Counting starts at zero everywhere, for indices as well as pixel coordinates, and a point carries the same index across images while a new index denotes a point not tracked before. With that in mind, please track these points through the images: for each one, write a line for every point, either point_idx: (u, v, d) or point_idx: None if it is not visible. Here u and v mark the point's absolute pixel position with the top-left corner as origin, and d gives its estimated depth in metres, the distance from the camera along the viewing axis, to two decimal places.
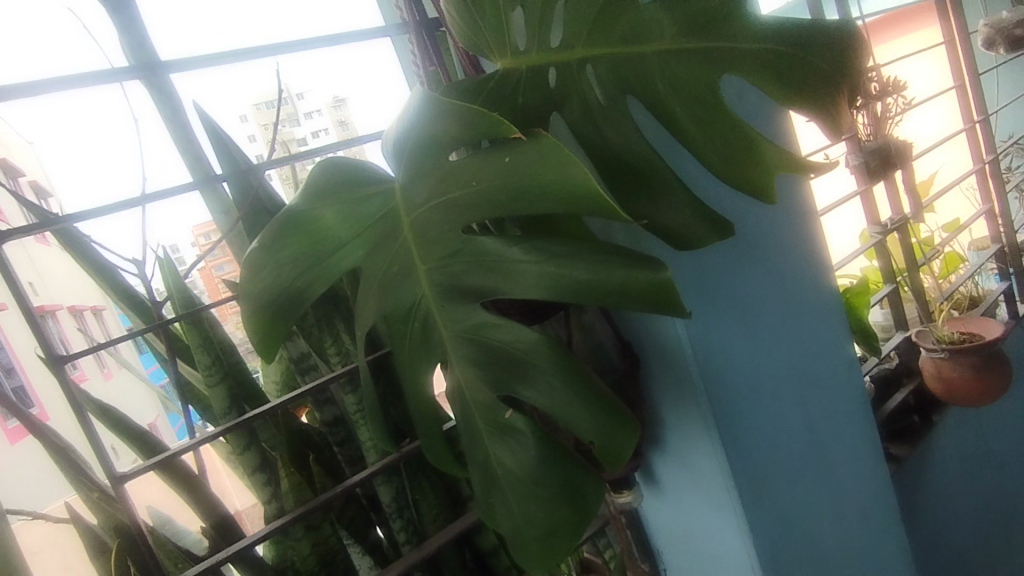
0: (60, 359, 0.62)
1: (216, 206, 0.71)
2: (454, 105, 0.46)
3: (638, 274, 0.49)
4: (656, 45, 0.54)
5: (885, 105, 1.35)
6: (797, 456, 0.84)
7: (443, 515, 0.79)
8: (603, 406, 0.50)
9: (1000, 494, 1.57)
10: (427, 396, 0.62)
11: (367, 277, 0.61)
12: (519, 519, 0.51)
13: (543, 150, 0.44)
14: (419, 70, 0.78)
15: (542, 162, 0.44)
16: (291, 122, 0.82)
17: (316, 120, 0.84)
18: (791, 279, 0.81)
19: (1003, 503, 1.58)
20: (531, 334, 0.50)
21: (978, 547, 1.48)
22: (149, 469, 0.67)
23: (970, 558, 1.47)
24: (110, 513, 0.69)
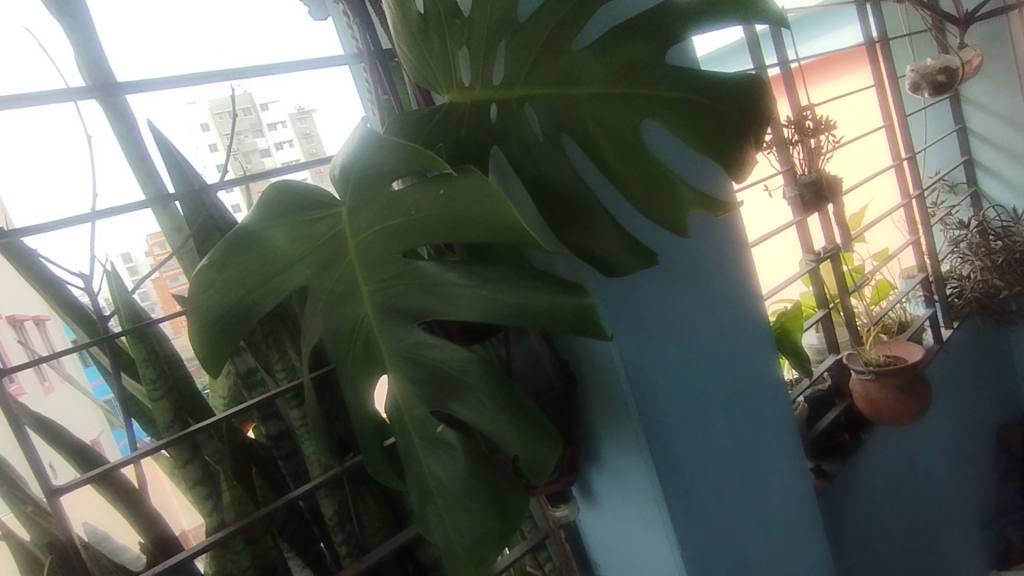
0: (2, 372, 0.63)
1: (168, 223, 0.74)
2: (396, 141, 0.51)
3: (563, 299, 0.53)
4: (586, 89, 0.59)
5: (818, 141, 1.45)
6: (725, 471, 0.89)
7: (385, 528, 0.81)
8: (530, 423, 0.53)
9: (923, 509, 1.67)
10: (370, 411, 0.65)
11: (314, 296, 0.64)
12: (449, 529, 0.53)
13: (475, 185, 0.49)
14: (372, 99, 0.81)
15: (473, 195, 0.49)
16: (254, 132, 0.85)
17: (280, 131, 0.87)
18: (719, 304, 0.87)
19: (926, 517, 1.68)
20: (464, 353, 0.54)
21: (902, 560, 1.57)
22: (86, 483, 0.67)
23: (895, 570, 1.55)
24: (43, 528, 0.70)
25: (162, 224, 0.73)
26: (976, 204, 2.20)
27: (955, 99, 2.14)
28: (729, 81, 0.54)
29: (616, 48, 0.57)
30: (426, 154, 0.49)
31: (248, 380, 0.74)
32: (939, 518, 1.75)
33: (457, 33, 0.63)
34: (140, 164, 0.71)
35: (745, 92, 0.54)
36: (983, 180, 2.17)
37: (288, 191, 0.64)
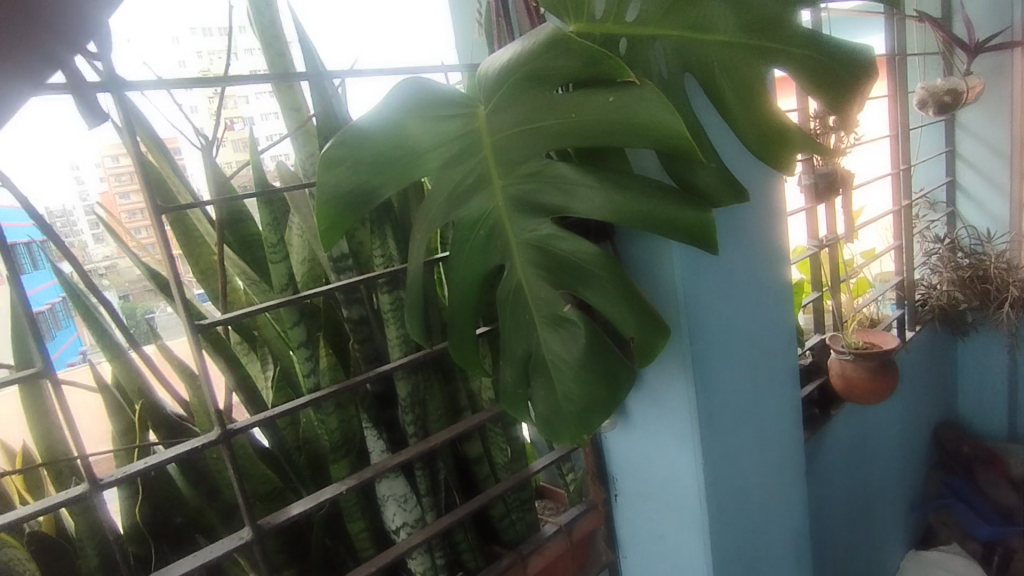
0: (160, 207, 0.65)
1: (287, 103, 0.77)
2: (580, 44, 0.57)
3: (688, 211, 0.62)
4: (718, 36, 0.66)
5: (840, 137, 1.55)
6: (743, 407, 1.00)
7: (445, 418, 0.89)
8: (645, 312, 0.62)
9: (867, 483, 1.85)
10: (474, 296, 0.72)
11: (440, 185, 0.69)
12: (560, 396, 0.63)
13: (645, 96, 0.56)
14: (488, 18, 0.85)
15: (642, 104, 0.56)
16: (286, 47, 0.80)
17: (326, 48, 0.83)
18: (761, 257, 0.97)
19: (868, 491, 1.87)
20: (593, 246, 0.62)
21: (845, 524, 1.74)
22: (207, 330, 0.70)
23: (839, 533, 1.72)
24: (133, 376, 0.77)
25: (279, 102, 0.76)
26: (951, 222, 2.38)
27: (950, 122, 2.30)
28: (854, 49, 0.62)
29: (755, 3, 0.64)
30: (611, 61, 0.55)
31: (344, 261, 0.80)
32: (879, 495, 1.94)
33: None
34: (268, 46, 0.74)
35: (864, 63, 0.62)
36: (961, 202, 2.34)
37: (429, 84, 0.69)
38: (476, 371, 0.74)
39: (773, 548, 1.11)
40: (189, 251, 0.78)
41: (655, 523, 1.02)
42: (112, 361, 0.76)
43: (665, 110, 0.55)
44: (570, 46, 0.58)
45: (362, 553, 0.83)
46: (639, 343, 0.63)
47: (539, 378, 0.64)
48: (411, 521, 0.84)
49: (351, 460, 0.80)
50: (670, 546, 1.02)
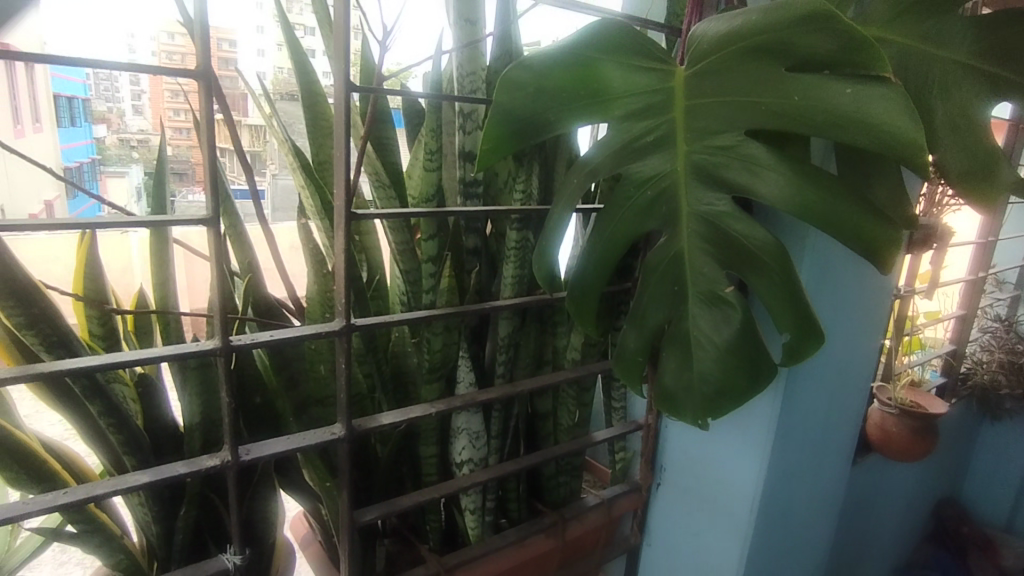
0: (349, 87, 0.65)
1: (463, 13, 0.73)
2: (841, 26, 0.56)
3: (878, 225, 0.60)
4: (949, 54, 0.63)
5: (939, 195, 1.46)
6: (815, 433, 0.98)
7: (531, 369, 0.88)
8: (805, 314, 0.61)
9: (865, 538, 1.83)
10: (614, 255, 0.69)
11: (617, 135, 0.67)
12: (694, 376, 0.63)
13: (888, 98, 0.55)
14: None
15: (886, 105, 0.55)
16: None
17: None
18: (878, 294, 0.95)
19: (863, 546, 1.84)
20: (769, 236, 0.61)
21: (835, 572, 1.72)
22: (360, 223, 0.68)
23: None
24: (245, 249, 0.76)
25: (457, 10, 0.73)
26: (1014, 306, 2.29)
27: None
28: None
29: (1000, 27, 0.61)
30: (869, 52, 0.55)
31: (471, 189, 0.78)
32: (870, 551, 1.92)
33: None
34: None
35: None
36: None
37: (631, 30, 0.67)
38: (590, 329, 0.73)
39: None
40: (310, 138, 0.75)
41: (692, 521, 1.03)
42: (228, 228, 0.75)
43: (901, 116, 0.54)
44: (829, 25, 0.57)
45: (425, 478, 0.84)
46: (789, 342, 0.62)
47: (673, 350, 0.64)
48: (476, 458, 0.84)
49: (441, 385, 0.80)
50: (701, 546, 1.02)
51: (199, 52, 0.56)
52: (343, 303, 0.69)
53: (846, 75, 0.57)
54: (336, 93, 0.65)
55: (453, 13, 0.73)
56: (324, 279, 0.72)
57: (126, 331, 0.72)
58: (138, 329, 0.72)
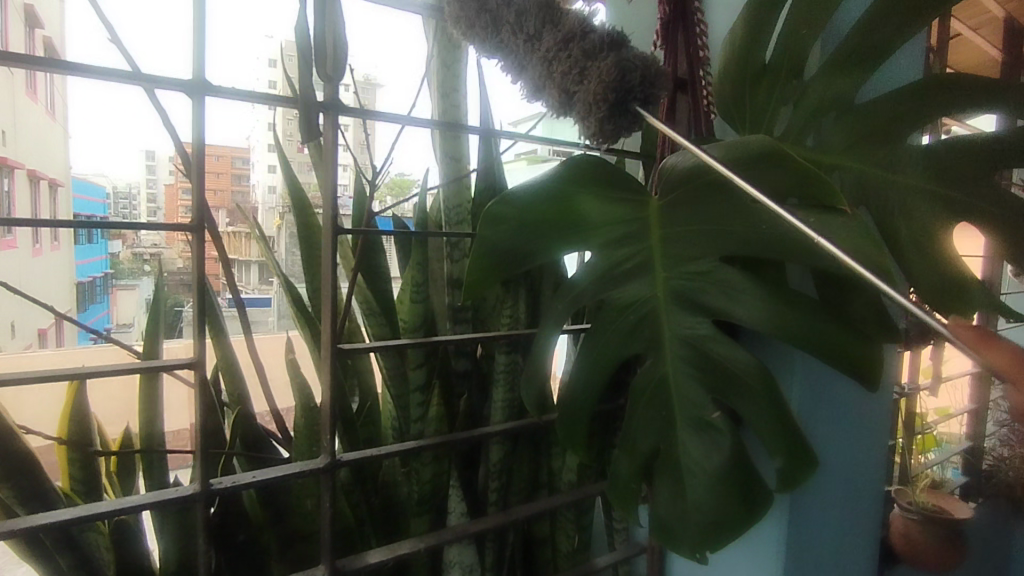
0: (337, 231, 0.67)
1: (449, 150, 0.79)
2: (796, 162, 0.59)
3: (857, 345, 0.61)
4: (905, 178, 0.67)
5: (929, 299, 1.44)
6: (831, 556, 0.93)
7: (525, 494, 0.85)
8: (794, 436, 0.60)
9: None
10: (601, 378, 0.69)
11: (597, 263, 0.70)
12: (688, 506, 0.61)
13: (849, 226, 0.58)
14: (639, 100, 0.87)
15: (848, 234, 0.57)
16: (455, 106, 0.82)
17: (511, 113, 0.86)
18: (878, 403, 0.93)
19: None
20: (751, 358, 0.61)
21: None
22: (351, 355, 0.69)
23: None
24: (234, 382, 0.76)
25: (443, 148, 0.78)
26: None
27: None
28: None
29: (952, 157, 0.64)
30: (825, 186, 0.58)
31: (459, 314, 0.79)
32: None
33: (792, 91, 0.73)
34: (450, 95, 0.77)
35: None
36: None
37: (604, 163, 0.71)
38: (580, 453, 0.72)
39: None
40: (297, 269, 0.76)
41: None
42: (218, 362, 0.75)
43: (864, 244, 0.56)
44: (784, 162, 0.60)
45: None
46: (783, 467, 0.61)
47: (664, 478, 0.62)
48: None
49: (432, 517, 0.77)
50: None
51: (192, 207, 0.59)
52: (328, 439, 0.68)
53: (809, 206, 0.61)
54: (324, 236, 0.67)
55: (440, 151, 0.79)
56: (310, 413, 0.71)
57: (109, 472, 0.71)
58: (121, 469, 0.71)
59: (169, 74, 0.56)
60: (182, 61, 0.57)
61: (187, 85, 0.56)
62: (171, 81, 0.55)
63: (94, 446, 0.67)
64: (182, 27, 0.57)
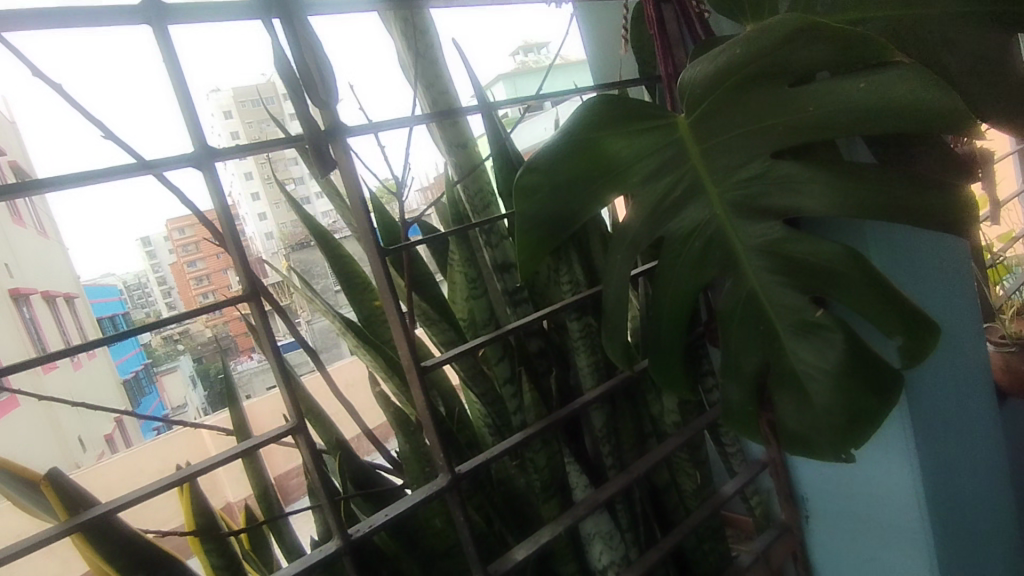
0: (381, 253, 0.65)
1: (457, 139, 0.75)
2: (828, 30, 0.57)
3: (946, 196, 0.57)
4: (938, 9, 0.62)
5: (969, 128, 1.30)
6: (955, 412, 0.90)
7: (638, 448, 0.84)
8: (908, 309, 0.57)
9: None
10: (683, 312, 0.67)
11: (646, 200, 0.67)
12: (818, 412, 0.59)
13: (903, 77, 0.55)
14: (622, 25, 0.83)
15: (907, 84, 0.54)
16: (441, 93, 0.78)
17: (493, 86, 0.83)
18: (957, 248, 0.89)
19: None
20: (837, 245, 0.58)
21: None
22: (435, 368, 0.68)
23: None
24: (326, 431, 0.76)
25: (451, 139, 0.75)
26: None
27: None
28: None
29: None
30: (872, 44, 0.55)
31: (518, 296, 0.78)
32: None
33: None
34: (441, 81, 0.73)
35: None
36: None
37: (617, 100, 0.68)
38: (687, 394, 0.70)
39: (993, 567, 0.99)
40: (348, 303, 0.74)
41: (862, 547, 0.94)
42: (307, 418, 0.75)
43: (929, 89, 0.53)
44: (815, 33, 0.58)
45: None
46: (903, 344, 0.58)
47: (784, 393, 0.61)
48: (618, 560, 0.79)
49: (558, 499, 0.77)
50: (881, 570, 0.93)
51: (240, 275, 0.57)
52: (440, 456, 0.68)
53: (848, 72, 0.58)
54: (370, 262, 0.65)
55: (448, 143, 0.76)
56: (412, 436, 0.71)
57: (244, 550, 0.72)
58: (254, 544, 0.72)
59: (172, 153, 0.54)
60: (177, 135, 0.55)
61: (193, 157, 0.54)
62: (176, 158, 0.53)
63: (223, 531, 0.67)
64: (166, 102, 0.55)
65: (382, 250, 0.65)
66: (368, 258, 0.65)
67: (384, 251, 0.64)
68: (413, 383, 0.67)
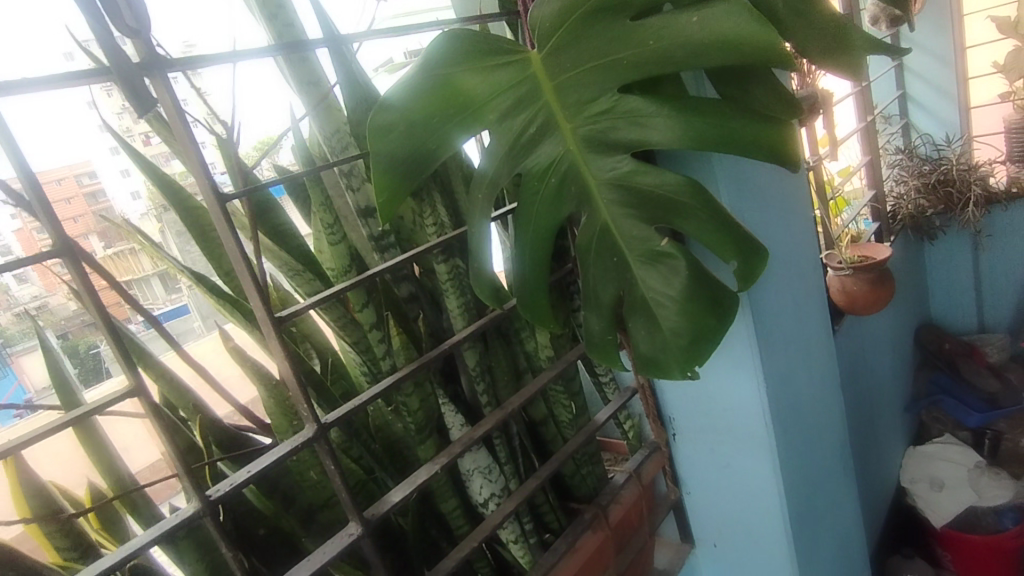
0: (223, 196, 0.60)
1: (303, 77, 0.70)
2: None
3: (773, 126, 0.61)
4: None
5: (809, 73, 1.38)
6: (791, 327, 1.00)
7: (513, 384, 0.87)
8: (741, 233, 0.62)
9: (878, 399, 1.84)
10: (544, 249, 0.69)
11: (501, 136, 0.67)
12: (667, 333, 0.63)
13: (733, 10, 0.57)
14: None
15: (735, 17, 0.56)
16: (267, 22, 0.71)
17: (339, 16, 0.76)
18: (791, 179, 0.97)
19: (881, 406, 1.86)
20: (678, 176, 0.62)
21: (868, 438, 1.73)
22: (298, 317, 0.65)
23: (866, 446, 1.71)
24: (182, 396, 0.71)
25: (296, 77, 0.70)
26: (906, 134, 2.25)
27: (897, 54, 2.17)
28: None
29: None
30: None
31: (381, 241, 0.75)
32: (889, 404, 1.93)
33: None
34: (280, 11, 0.67)
35: None
36: (913, 112, 2.21)
37: (471, 35, 0.66)
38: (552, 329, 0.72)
39: (825, 459, 1.14)
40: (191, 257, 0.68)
41: (720, 453, 1.04)
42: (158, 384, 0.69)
43: (754, 22, 0.55)
44: None
45: (457, 531, 0.82)
46: (738, 268, 0.63)
47: (637, 318, 0.64)
48: (497, 492, 0.82)
49: (435, 439, 0.78)
50: (734, 473, 1.04)
51: (47, 227, 0.50)
52: (305, 407, 0.66)
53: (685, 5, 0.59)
54: (210, 206, 0.60)
55: (295, 82, 0.70)
56: (277, 391, 0.68)
57: (98, 527, 0.67)
58: (110, 519, 0.67)
59: None
60: None
61: None
62: None
63: (68, 511, 0.62)
64: None
65: (224, 194, 0.60)
66: (208, 202, 0.59)
67: (224, 197, 0.60)
68: (271, 335, 0.64)
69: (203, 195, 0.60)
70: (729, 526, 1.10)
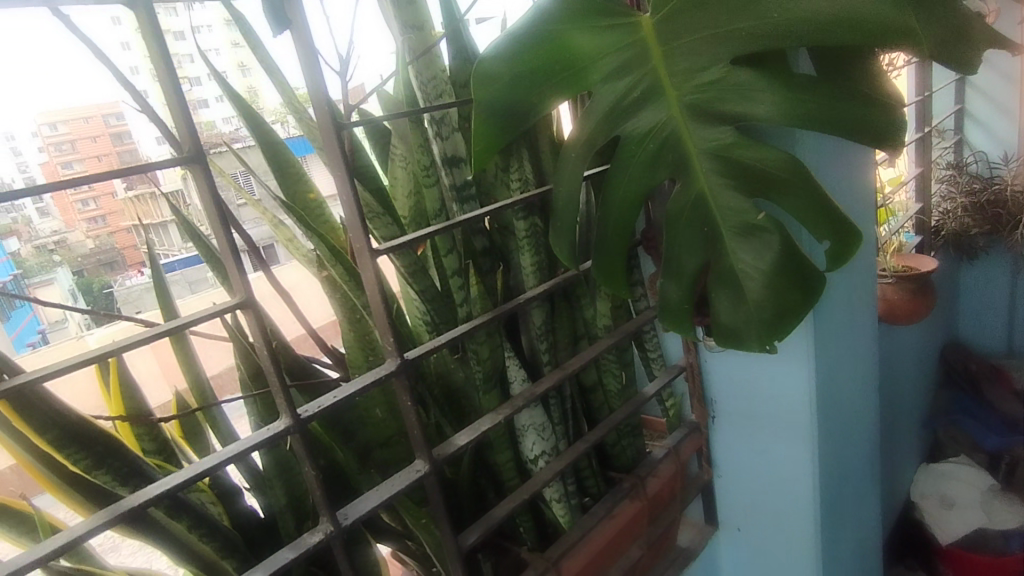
0: (340, 125, 0.62)
1: (408, 20, 0.69)
2: None
3: (881, 112, 0.62)
4: None
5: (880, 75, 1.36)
6: (845, 323, 1.01)
7: (571, 347, 0.88)
8: (837, 214, 0.62)
9: (902, 411, 1.84)
10: (631, 213, 0.70)
11: (604, 97, 0.67)
12: (751, 306, 0.64)
13: None
14: None
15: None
16: None
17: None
18: (864, 175, 0.97)
19: (903, 418, 1.86)
20: (780, 152, 0.62)
21: (887, 448, 1.74)
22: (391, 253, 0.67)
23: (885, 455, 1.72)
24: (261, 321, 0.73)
25: (401, 19, 0.68)
26: (959, 150, 2.22)
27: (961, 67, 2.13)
28: None
29: None
30: None
31: (464, 192, 0.76)
32: (910, 418, 1.93)
33: None
34: None
35: None
36: (969, 129, 2.18)
37: None
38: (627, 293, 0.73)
39: (857, 457, 1.15)
40: (289, 187, 0.70)
41: (758, 439, 1.05)
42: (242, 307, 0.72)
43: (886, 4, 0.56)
44: None
45: (505, 482, 0.84)
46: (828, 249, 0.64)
47: (721, 289, 0.65)
48: (548, 449, 0.84)
49: (498, 390, 0.80)
50: (770, 460, 1.05)
51: (180, 134, 0.52)
52: (388, 341, 0.68)
53: None
54: (325, 135, 0.61)
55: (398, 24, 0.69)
56: (359, 324, 0.70)
57: (175, 438, 0.70)
58: (186, 431, 0.70)
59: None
60: None
61: None
62: None
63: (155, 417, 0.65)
64: None
65: (341, 123, 0.62)
66: (324, 130, 0.61)
67: (340, 125, 0.62)
68: (364, 268, 0.65)
69: (318, 122, 0.61)
70: (755, 512, 1.12)
